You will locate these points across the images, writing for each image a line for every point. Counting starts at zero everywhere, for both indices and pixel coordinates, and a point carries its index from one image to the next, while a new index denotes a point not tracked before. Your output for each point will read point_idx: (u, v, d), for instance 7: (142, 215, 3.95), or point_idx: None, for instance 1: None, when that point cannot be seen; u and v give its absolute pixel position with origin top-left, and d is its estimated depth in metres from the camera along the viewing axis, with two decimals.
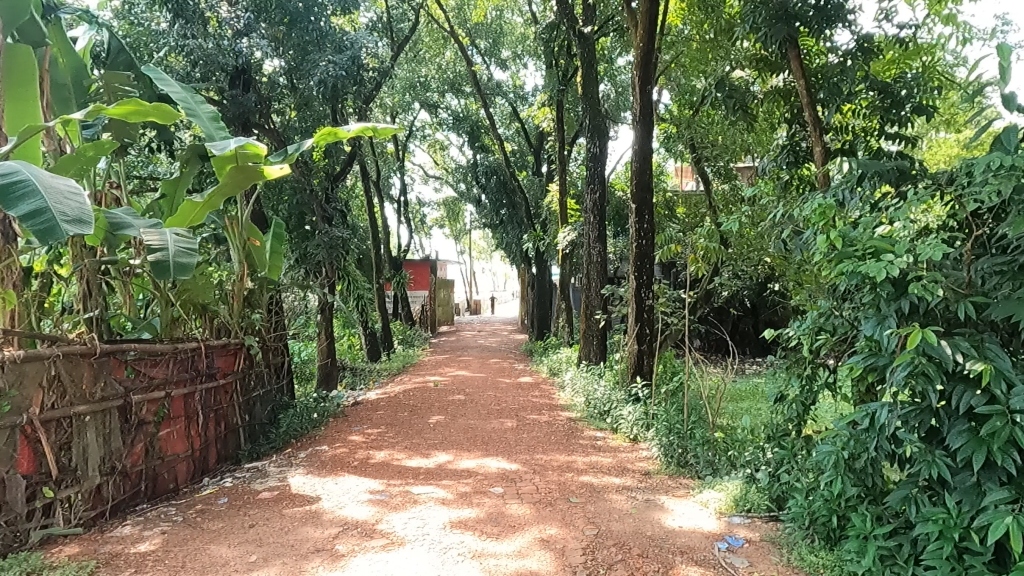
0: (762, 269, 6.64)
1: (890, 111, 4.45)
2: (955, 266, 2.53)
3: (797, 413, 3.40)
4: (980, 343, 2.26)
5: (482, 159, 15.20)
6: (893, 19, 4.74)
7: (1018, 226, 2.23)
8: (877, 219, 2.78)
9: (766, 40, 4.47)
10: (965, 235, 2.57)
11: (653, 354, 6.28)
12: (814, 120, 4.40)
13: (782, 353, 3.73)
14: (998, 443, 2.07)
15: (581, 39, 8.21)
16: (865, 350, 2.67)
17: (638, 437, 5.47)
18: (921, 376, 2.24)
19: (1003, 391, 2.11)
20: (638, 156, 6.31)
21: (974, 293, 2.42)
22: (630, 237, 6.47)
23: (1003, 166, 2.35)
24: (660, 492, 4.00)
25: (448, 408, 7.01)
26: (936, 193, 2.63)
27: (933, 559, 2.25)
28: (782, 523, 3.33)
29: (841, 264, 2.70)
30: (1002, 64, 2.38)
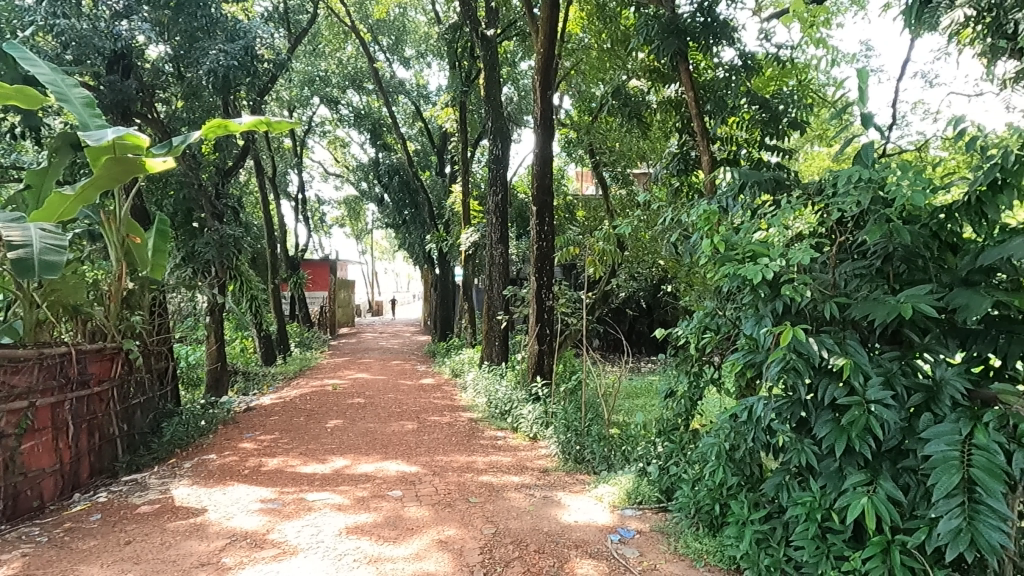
0: (656, 271, 6.93)
1: (769, 124, 4.75)
2: (822, 270, 2.78)
3: (685, 407, 3.59)
4: (843, 339, 2.47)
5: (384, 157, 14.99)
6: (772, 39, 5.11)
7: (874, 235, 2.48)
8: (756, 224, 2.99)
9: (658, 52, 4.69)
10: (829, 241, 2.82)
11: (552, 354, 6.42)
12: (702, 130, 4.64)
13: (672, 351, 3.92)
14: (856, 431, 2.26)
15: (483, 41, 8.24)
16: (745, 348, 2.86)
17: (538, 435, 5.58)
18: (792, 370, 2.42)
19: (860, 383, 2.32)
20: (539, 160, 6.44)
21: (838, 294, 2.66)
22: (531, 238, 6.58)
23: (862, 179, 2.62)
24: (557, 488, 4.09)
25: (347, 412, 6.84)
26: (807, 202, 2.87)
27: (801, 540, 2.45)
28: (670, 513, 3.50)
29: (724, 267, 2.88)
30: (861, 87, 2.62)
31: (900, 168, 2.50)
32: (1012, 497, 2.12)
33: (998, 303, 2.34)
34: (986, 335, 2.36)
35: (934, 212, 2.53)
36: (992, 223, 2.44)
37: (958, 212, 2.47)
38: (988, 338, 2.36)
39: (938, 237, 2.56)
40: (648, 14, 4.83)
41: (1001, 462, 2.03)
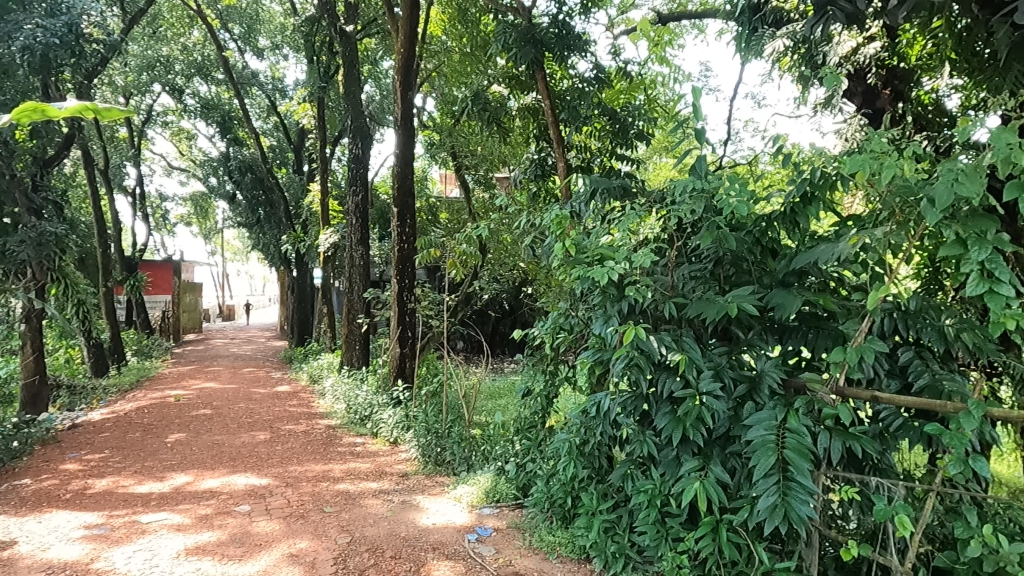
0: (516, 273, 7.10)
1: (619, 135, 5.02)
2: (663, 272, 2.98)
3: (541, 405, 3.71)
4: (680, 337, 2.66)
5: (235, 152, 14.11)
6: (621, 55, 5.43)
7: (706, 240, 2.71)
8: (604, 228, 3.15)
9: (515, 60, 4.80)
10: (669, 246, 3.04)
11: (414, 357, 6.37)
12: (557, 138, 4.81)
13: (529, 351, 4.03)
14: (690, 420, 2.45)
15: (342, 37, 8.00)
16: (594, 347, 3.00)
17: (398, 439, 5.51)
18: (634, 366, 2.58)
19: (694, 376, 2.51)
20: (400, 160, 6.37)
21: (677, 294, 2.87)
22: (391, 240, 6.50)
23: (696, 188, 2.84)
24: (416, 492, 4.06)
25: (191, 425, 6.35)
26: (649, 209, 3.06)
27: (644, 525, 2.62)
28: (526, 508, 3.59)
29: (575, 269, 3.01)
30: (695, 104, 2.85)
31: (728, 179, 2.75)
32: (819, 473, 2.40)
33: (807, 302, 2.64)
34: (799, 331, 2.66)
35: (757, 220, 2.81)
36: (803, 231, 2.75)
37: (776, 221, 2.76)
38: (800, 334, 2.66)
39: (760, 243, 2.84)
40: (506, 22, 4.94)
41: (809, 443, 2.29)
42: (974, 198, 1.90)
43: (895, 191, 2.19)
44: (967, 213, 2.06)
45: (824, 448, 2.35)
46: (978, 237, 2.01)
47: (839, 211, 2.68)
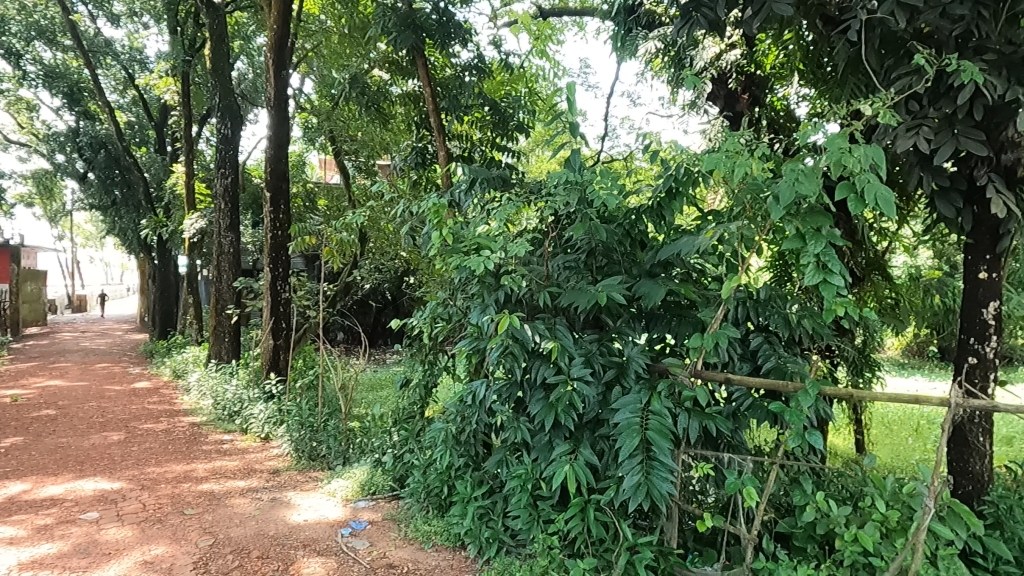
0: (398, 263, 6.99)
1: (499, 126, 5.06)
2: (539, 262, 3.05)
3: (420, 395, 3.69)
4: (553, 325, 2.73)
5: (86, 127, 12.83)
6: (502, 47, 5.46)
7: (579, 231, 2.79)
8: (481, 218, 3.16)
9: (395, 44, 4.69)
10: (544, 236, 3.10)
11: (289, 349, 6.13)
12: (438, 126, 4.75)
13: (408, 341, 3.99)
14: (561, 406, 2.53)
15: (209, 8, 7.37)
16: (471, 335, 3.01)
17: (270, 435, 5.28)
18: (509, 354, 2.62)
19: (566, 363, 2.59)
20: (273, 143, 6.06)
21: (551, 284, 2.94)
22: (264, 226, 6.19)
23: (570, 181, 2.92)
24: (288, 488, 3.91)
25: (30, 427, 5.74)
26: (526, 200, 3.11)
27: (517, 509, 2.68)
28: (401, 499, 3.56)
29: (452, 258, 3.00)
30: (570, 98, 2.92)
31: (601, 173, 2.85)
32: (678, 452, 2.56)
33: (671, 291, 2.80)
34: (663, 319, 2.82)
35: (627, 213, 2.93)
36: (669, 224, 2.90)
37: (644, 214, 2.90)
38: (664, 321, 2.81)
39: (629, 236, 2.97)
40: (386, 5, 4.80)
41: (669, 424, 2.43)
42: (810, 196, 2.08)
43: (746, 188, 2.36)
44: (808, 209, 2.26)
45: (683, 428, 2.51)
46: (815, 232, 2.22)
47: (700, 207, 2.86)
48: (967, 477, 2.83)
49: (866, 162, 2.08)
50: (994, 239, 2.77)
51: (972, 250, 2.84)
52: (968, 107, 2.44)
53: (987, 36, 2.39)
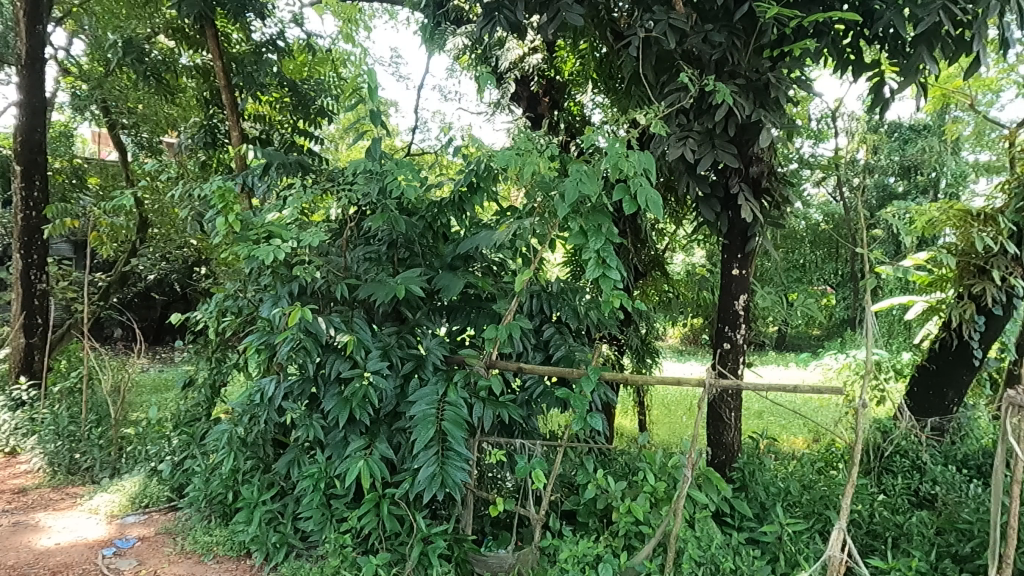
0: (186, 252, 6.35)
1: (301, 109, 4.76)
2: (337, 254, 2.94)
3: (206, 396, 3.39)
4: (351, 318, 2.65)
5: None
6: (305, 26, 5.18)
7: (378, 222, 2.73)
8: (274, 204, 2.96)
9: (179, 9, 4.19)
10: (343, 227, 3.00)
11: (46, 348, 5.30)
12: (231, 103, 4.35)
13: (191, 337, 3.64)
14: (356, 401, 2.47)
15: None
16: (261, 330, 2.81)
17: (18, 448, 4.53)
18: (302, 348, 2.49)
19: (362, 357, 2.53)
20: (25, 110, 5.19)
21: (350, 276, 2.85)
22: (12, 205, 5.27)
23: (369, 170, 2.84)
24: (37, 509, 3.38)
25: None
26: (324, 189, 2.98)
27: (308, 509, 2.58)
28: (180, 511, 3.25)
29: (239, 248, 2.77)
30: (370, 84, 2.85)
31: (402, 163, 2.80)
32: (473, 441, 2.63)
33: (470, 284, 2.85)
34: (463, 311, 2.87)
35: (430, 206, 2.93)
36: (470, 218, 2.96)
37: (446, 208, 2.91)
38: (464, 313, 2.87)
39: (432, 228, 2.98)
40: None
41: (464, 414, 2.48)
42: (591, 196, 2.23)
43: (537, 186, 2.47)
44: (590, 208, 2.43)
45: (478, 418, 2.58)
46: (596, 229, 2.39)
47: (500, 202, 2.94)
48: (722, 447, 3.25)
49: (640, 167, 2.28)
50: (744, 241, 3.19)
51: (727, 250, 3.25)
52: (724, 123, 2.78)
53: (738, 62, 2.75)
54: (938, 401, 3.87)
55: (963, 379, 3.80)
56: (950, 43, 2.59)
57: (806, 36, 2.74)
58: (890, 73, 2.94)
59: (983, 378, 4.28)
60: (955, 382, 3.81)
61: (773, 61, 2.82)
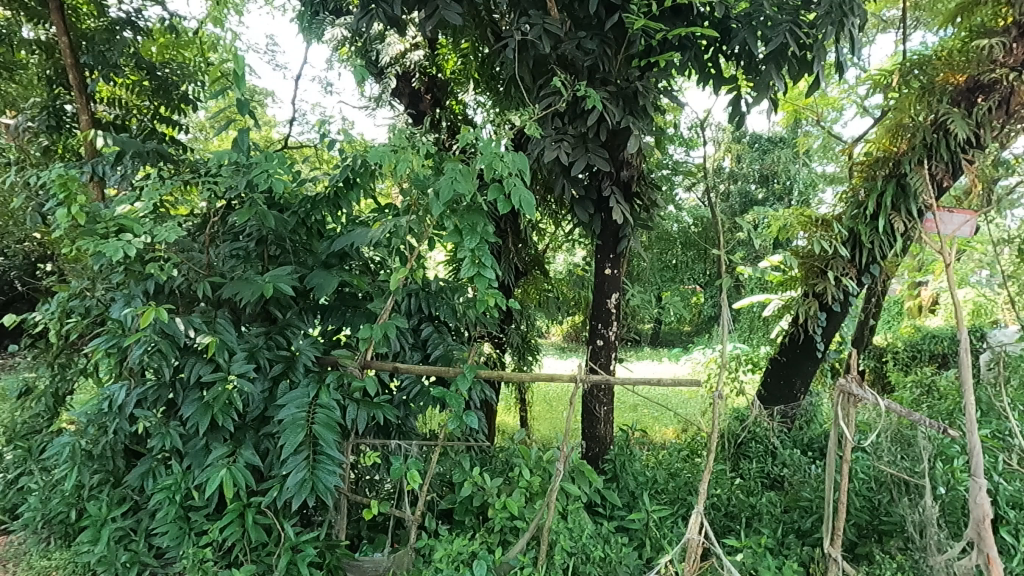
0: (27, 247, 5.71)
1: (160, 94, 4.24)
2: (199, 250, 2.75)
3: (47, 407, 3.07)
4: (213, 319, 2.49)
5: None
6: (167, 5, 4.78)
7: (244, 217, 2.58)
8: (126, 196, 2.72)
9: None
10: (207, 221, 2.82)
11: None
12: (79, 86, 3.79)
13: (29, 342, 3.28)
14: (218, 406, 2.32)
15: None
16: (109, 332, 2.58)
17: None
18: (156, 352, 2.31)
19: (225, 360, 2.39)
20: None
21: (213, 274, 2.69)
22: None
23: (235, 162, 2.68)
24: None
25: None
26: (185, 181, 2.78)
27: (162, 524, 2.40)
28: (13, 534, 2.92)
29: (84, 243, 2.52)
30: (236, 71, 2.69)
31: (271, 156, 2.68)
32: (346, 444, 2.57)
33: (345, 282, 2.77)
34: (338, 310, 2.79)
35: (302, 201, 2.81)
36: (345, 214, 2.87)
37: (320, 204, 2.81)
38: (338, 313, 2.79)
39: (305, 225, 2.86)
40: None
41: (336, 416, 2.41)
42: (466, 195, 2.24)
43: (413, 183, 2.45)
44: (465, 207, 2.43)
45: (351, 420, 2.52)
46: (471, 228, 2.40)
47: (377, 199, 2.87)
48: (595, 440, 3.37)
49: (514, 167, 2.31)
50: (615, 241, 3.33)
51: (601, 250, 3.38)
52: (595, 129, 2.89)
53: (609, 70, 2.87)
54: (787, 389, 4.25)
55: (808, 369, 4.17)
56: (795, 65, 2.82)
57: (671, 48, 2.87)
58: (745, 88, 3.15)
59: (826, 368, 4.73)
60: (802, 373, 4.18)
61: (641, 70, 2.96)
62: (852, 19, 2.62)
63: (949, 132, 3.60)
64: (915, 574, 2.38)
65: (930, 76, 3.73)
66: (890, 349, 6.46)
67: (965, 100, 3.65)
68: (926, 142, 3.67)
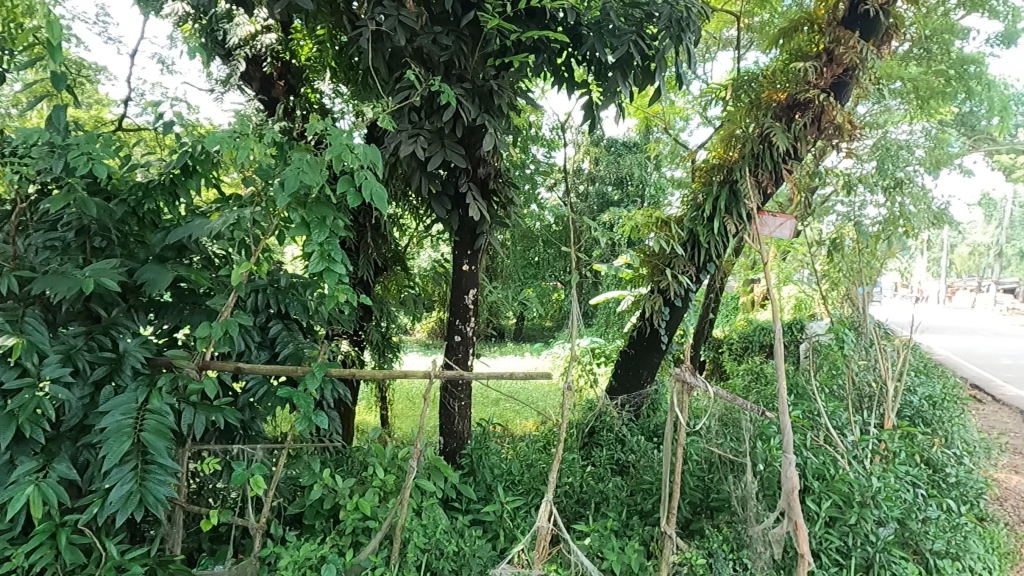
0: None
1: None
2: (3, 241, 2.42)
3: None
4: (19, 317, 2.20)
5: None
6: None
7: (59, 205, 2.30)
8: None
9: None
10: (14, 208, 2.49)
11: None
12: None
13: None
14: (24, 416, 2.06)
15: None
16: None
17: None
18: None
19: (35, 364, 2.12)
20: None
21: (21, 267, 2.37)
22: None
23: (50, 142, 2.38)
24: None
25: None
26: None
27: None
28: None
29: None
30: (50, 40, 2.39)
31: (94, 137, 2.41)
32: (181, 451, 2.38)
33: (182, 278, 2.56)
34: (174, 308, 2.57)
35: (133, 188, 2.56)
36: (182, 204, 2.66)
37: (153, 191, 2.58)
38: (175, 310, 2.58)
39: (136, 214, 2.61)
40: None
41: (169, 422, 2.23)
42: (313, 186, 2.15)
43: (256, 173, 2.32)
44: (314, 199, 2.34)
45: (187, 425, 2.34)
46: (320, 221, 2.32)
47: (220, 189, 2.69)
48: (453, 436, 3.39)
49: (365, 160, 2.26)
50: (473, 238, 3.36)
51: (458, 246, 3.39)
52: (451, 125, 2.90)
53: (464, 67, 2.88)
54: (635, 379, 4.52)
55: (653, 361, 4.46)
56: (640, 75, 2.97)
57: (525, 50, 2.99)
58: (597, 95, 3.27)
59: (670, 359, 5.07)
60: (648, 364, 4.46)
61: (496, 70, 3.01)
62: (689, 35, 2.82)
63: (772, 144, 3.97)
64: (737, 544, 2.63)
65: (756, 92, 4.13)
66: (726, 341, 7.06)
67: (786, 116, 4.05)
68: (754, 152, 4.03)
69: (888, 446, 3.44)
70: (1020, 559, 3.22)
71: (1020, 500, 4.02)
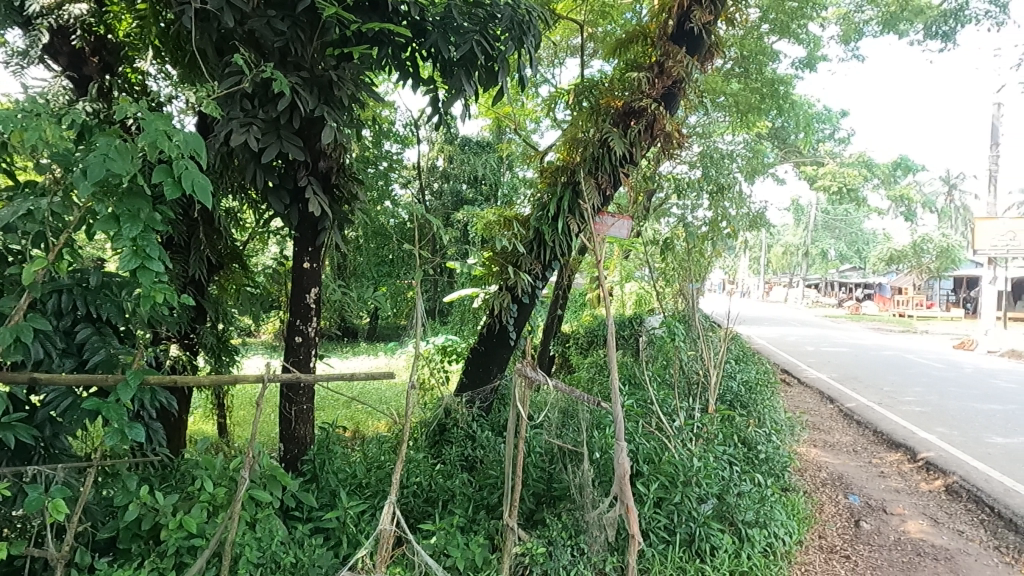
0: None
1: None
2: None
3: None
4: None
5: None
6: None
7: None
8: None
9: None
10: None
11: None
12: None
13: None
14: None
15: None
16: None
17: None
18: None
19: None
20: None
21: None
22: None
23: None
24: None
25: None
26: None
27: None
28: None
29: None
30: None
31: None
32: None
33: None
34: None
35: None
36: None
37: None
38: None
39: None
40: None
41: None
42: (122, 175, 1.94)
43: (55, 158, 2.05)
44: (126, 190, 2.12)
45: None
46: (132, 215, 2.10)
47: (12, 176, 2.35)
48: (294, 441, 3.22)
49: (185, 148, 2.07)
50: (314, 234, 3.22)
51: (299, 243, 3.25)
52: (287, 115, 2.76)
53: (302, 55, 2.75)
54: (484, 374, 4.57)
55: (502, 357, 4.54)
56: (484, 75, 3.00)
57: (367, 42, 2.92)
58: (442, 90, 3.25)
59: (518, 354, 5.20)
60: (497, 360, 4.53)
61: (336, 59, 2.89)
62: (530, 38, 2.90)
63: (610, 148, 4.18)
64: (575, 530, 2.75)
65: (596, 99, 4.35)
66: (573, 336, 7.36)
67: (622, 122, 4.27)
68: (594, 155, 4.22)
69: (710, 429, 3.76)
70: (815, 522, 3.66)
71: (817, 470, 4.59)
